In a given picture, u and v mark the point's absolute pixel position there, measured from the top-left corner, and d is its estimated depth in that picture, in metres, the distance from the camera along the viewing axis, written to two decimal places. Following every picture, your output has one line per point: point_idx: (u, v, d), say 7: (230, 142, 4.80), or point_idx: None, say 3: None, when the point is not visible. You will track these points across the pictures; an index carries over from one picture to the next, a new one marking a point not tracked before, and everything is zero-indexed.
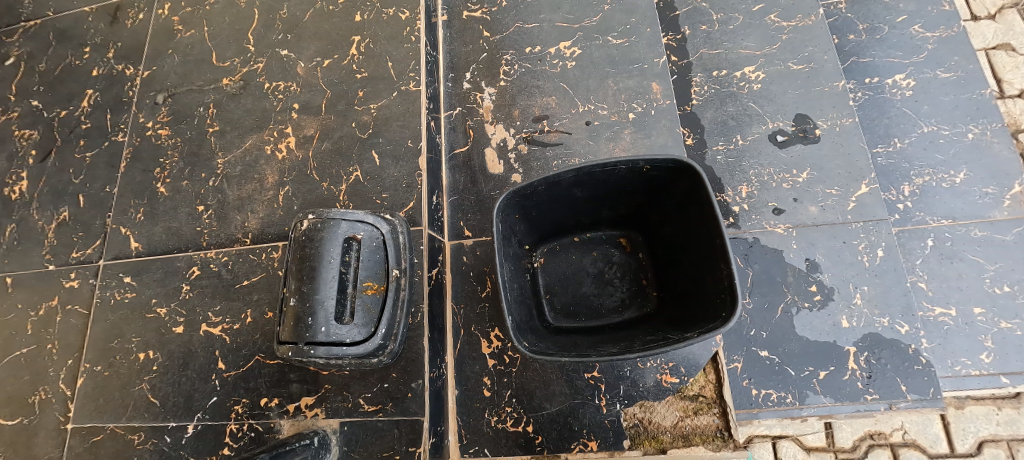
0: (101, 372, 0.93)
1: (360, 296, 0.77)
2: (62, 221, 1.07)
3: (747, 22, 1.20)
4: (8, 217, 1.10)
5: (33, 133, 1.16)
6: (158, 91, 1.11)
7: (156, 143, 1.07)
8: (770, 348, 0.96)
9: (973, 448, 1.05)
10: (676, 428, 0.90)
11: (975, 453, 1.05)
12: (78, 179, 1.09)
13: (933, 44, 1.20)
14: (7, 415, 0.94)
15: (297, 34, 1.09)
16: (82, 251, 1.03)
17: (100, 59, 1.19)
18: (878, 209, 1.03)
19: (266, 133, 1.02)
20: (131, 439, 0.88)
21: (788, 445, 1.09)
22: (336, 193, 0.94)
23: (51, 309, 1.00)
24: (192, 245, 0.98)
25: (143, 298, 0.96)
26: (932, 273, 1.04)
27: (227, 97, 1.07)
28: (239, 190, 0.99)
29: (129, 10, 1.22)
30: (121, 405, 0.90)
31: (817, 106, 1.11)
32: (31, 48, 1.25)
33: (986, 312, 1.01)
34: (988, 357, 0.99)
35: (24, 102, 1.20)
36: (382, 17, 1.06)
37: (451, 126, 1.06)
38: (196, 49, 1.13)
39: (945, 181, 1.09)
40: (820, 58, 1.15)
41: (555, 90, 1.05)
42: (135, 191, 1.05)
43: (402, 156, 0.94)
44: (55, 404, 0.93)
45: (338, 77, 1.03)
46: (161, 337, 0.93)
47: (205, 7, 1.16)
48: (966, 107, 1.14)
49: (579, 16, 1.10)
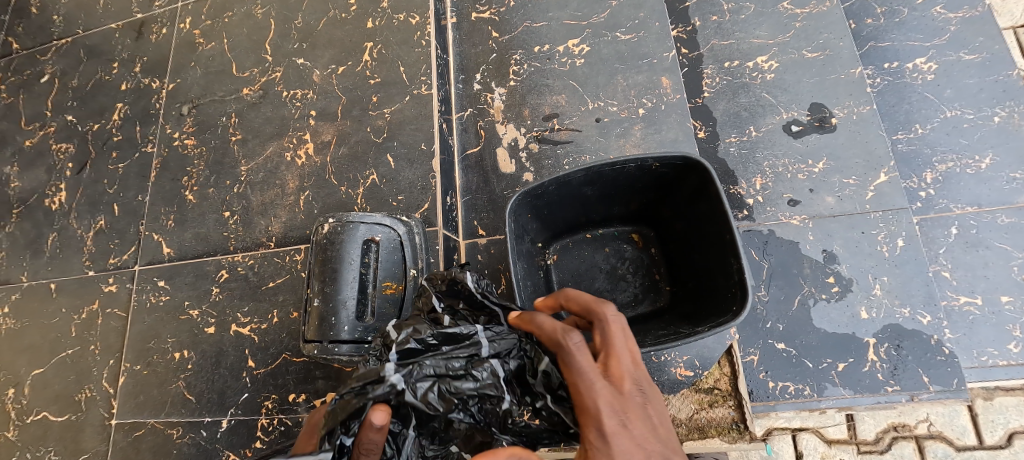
0: (140, 371, 0.99)
1: (379, 296, 0.80)
2: (98, 230, 1.13)
3: (759, 10, 1.18)
4: (50, 226, 1.17)
5: (69, 147, 1.23)
6: (183, 103, 1.16)
7: (183, 153, 1.12)
8: (787, 340, 0.96)
9: (1002, 440, 1.04)
10: (691, 421, 0.91)
11: (1005, 445, 1.04)
12: (112, 189, 1.15)
13: (955, 25, 1.16)
14: (57, 412, 1.01)
15: (312, 42, 1.12)
16: (119, 257, 1.09)
17: (128, 73, 1.25)
18: (897, 198, 1.01)
19: (286, 140, 1.06)
20: (170, 433, 0.93)
21: (809, 438, 1.09)
22: (354, 197, 0.98)
23: (92, 312, 1.06)
24: (220, 249, 1.02)
25: (177, 300, 1.01)
26: (956, 262, 1.02)
27: (247, 106, 1.11)
28: (262, 195, 1.03)
29: (153, 25, 1.27)
30: (160, 401, 0.96)
31: (832, 94, 1.10)
32: (63, 66, 1.32)
33: (1014, 300, 0.99)
34: (1017, 347, 0.96)
35: (60, 116, 1.27)
36: (393, 23, 1.08)
37: (463, 127, 1.08)
38: (217, 60, 1.17)
39: (969, 167, 1.07)
40: (835, 45, 1.13)
41: (564, 88, 1.05)
42: (166, 199, 1.10)
43: (416, 159, 0.97)
44: (100, 401, 0.99)
45: (353, 83, 1.06)
46: (194, 337, 0.98)
47: (224, 19, 1.21)
48: (992, 89, 1.11)
49: (586, 13, 1.10)
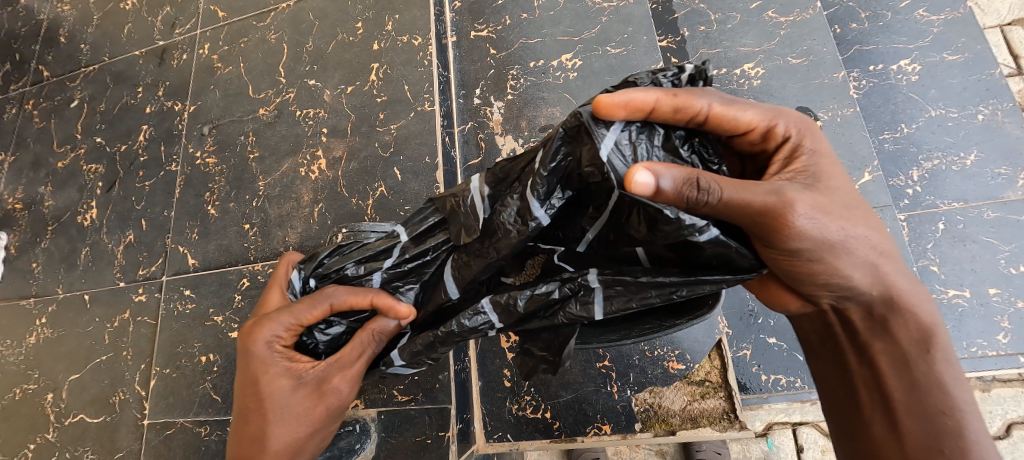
0: (171, 374, 1.06)
1: None
2: (128, 244, 1.21)
3: (745, 20, 1.24)
4: (83, 241, 1.26)
5: (99, 167, 1.32)
6: (204, 123, 1.25)
7: (204, 171, 1.20)
8: (779, 335, 0.95)
9: (1000, 431, 1.06)
10: (684, 412, 0.94)
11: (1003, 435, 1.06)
12: (139, 205, 1.24)
13: (938, 27, 1.21)
14: (93, 414, 1.09)
15: (322, 64, 1.20)
16: (148, 268, 1.17)
17: (152, 97, 1.34)
18: (882, 196, 1.06)
19: (300, 157, 1.13)
20: (199, 432, 1.00)
21: (809, 431, 1.11)
22: (365, 207, 1.05)
23: (124, 320, 1.14)
24: (241, 259, 1.10)
25: (202, 308, 1.08)
26: (944, 257, 1.06)
27: (263, 125, 1.19)
28: (279, 208, 1.11)
29: (174, 52, 1.36)
30: (188, 402, 1.03)
31: (817, 99, 1.15)
32: (91, 91, 1.42)
33: (1001, 292, 1.01)
34: (1005, 337, 0.99)
35: (89, 139, 1.36)
36: (397, 45, 1.16)
37: (465, 140, 1.15)
38: (235, 83, 1.26)
39: (954, 164, 1.11)
40: (819, 51, 1.18)
41: (560, 101, 1.12)
42: (190, 214, 1.18)
43: (421, 171, 1.04)
44: (132, 403, 1.07)
45: (361, 101, 1.14)
46: (219, 342, 1.05)
47: (240, 45, 1.30)
48: (975, 88, 1.15)
49: (578, 29, 1.17)
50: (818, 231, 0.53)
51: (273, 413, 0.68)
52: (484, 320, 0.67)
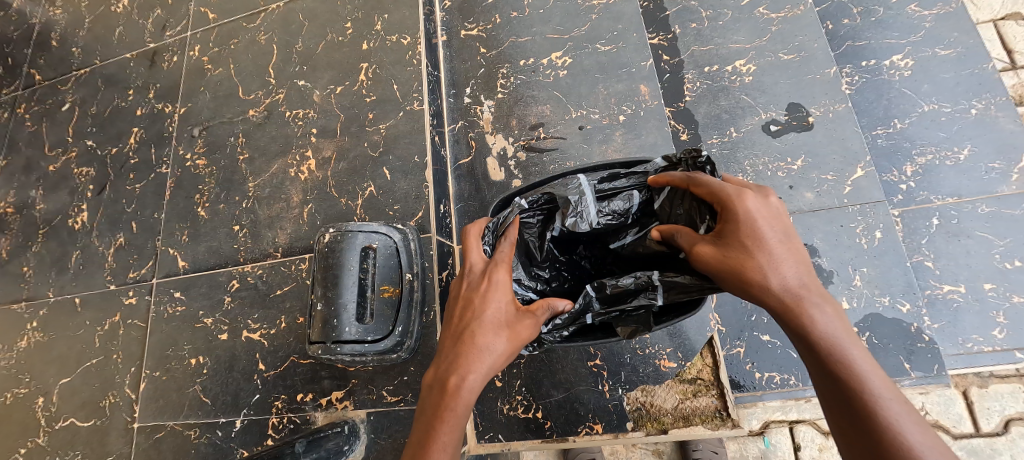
0: (160, 377, 1.06)
1: (377, 298, 0.90)
2: (119, 246, 1.21)
3: (736, 17, 1.23)
4: (73, 244, 1.25)
5: (90, 170, 1.31)
6: (194, 125, 1.24)
7: (195, 172, 1.20)
8: (772, 332, 0.96)
9: (999, 427, 1.01)
10: (677, 410, 0.93)
11: (1002, 432, 1.01)
12: (130, 207, 1.23)
13: (930, 22, 1.20)
14: (83, 418, 1.08)
15: (312, 65, 1.20)
16: (138, 271, 1.16)
17: (143, 100, 1.33)
18: (874, 192, 1.06)
19: (289, 157, 1.13)
20: (189, 434, 1.00)
21: (807, 430, 1.10)
22: (354, 208, 1.04)
23: (114, 323, 1.13)
24: (231, 261, 1.09)
25: (192, 310, 1.08)
26: (938, 252, 1.05)
27: (253, 126, 1.18)
28: (269, 209, 1.11)
29: (165, 54, 1.36)
30: (178, 404, 1.02)
31: (809, 94, 1.15)
32: (82, 94, 1.41)
33: (997, 287, 1.01)
34: (1001, 332, 0.98)
35: (80, 142, 1.36)
36: (386, 44, 1.16)
37: (455, 139, 1.15)
38: (225, 85, 1.26)
39: (948, 159, 1.10)
40: (810, 47, 1.18)
41: (550, 98, 1.11)
42: (180, 216, 1.18)
43: (410, 171, 1.03)
44: (122, 407, 1.06)
45: (350, 101, 1.13)
46: (209, 343, 1.04)
47: (230, 46, 1.29)
48: (968, 82, 1.14)
49: (569, 27, 1.16)
50: (704, 264, 0.55)
51: (497, 327, 0.61)
52: (583, 299, 0.66)
